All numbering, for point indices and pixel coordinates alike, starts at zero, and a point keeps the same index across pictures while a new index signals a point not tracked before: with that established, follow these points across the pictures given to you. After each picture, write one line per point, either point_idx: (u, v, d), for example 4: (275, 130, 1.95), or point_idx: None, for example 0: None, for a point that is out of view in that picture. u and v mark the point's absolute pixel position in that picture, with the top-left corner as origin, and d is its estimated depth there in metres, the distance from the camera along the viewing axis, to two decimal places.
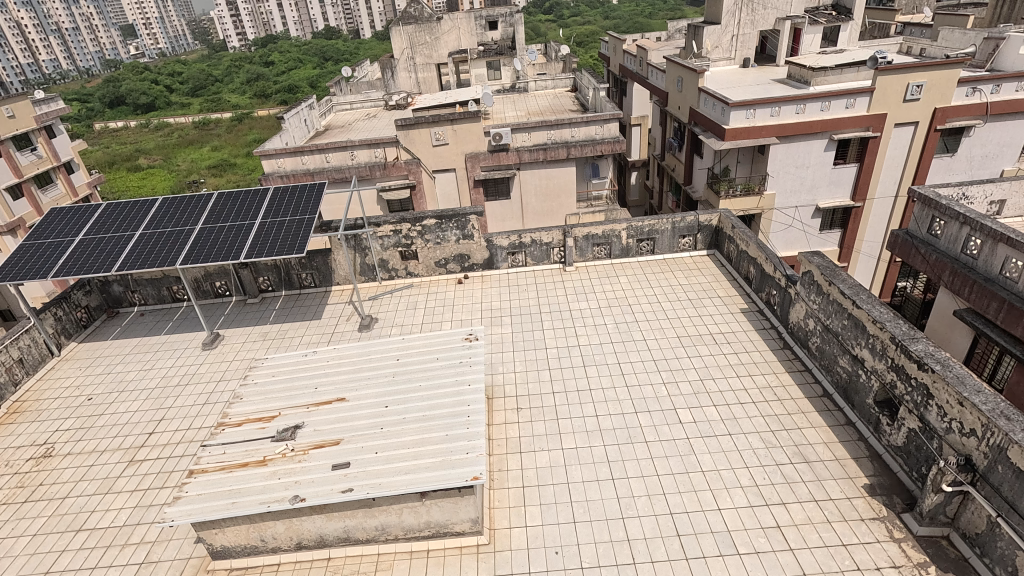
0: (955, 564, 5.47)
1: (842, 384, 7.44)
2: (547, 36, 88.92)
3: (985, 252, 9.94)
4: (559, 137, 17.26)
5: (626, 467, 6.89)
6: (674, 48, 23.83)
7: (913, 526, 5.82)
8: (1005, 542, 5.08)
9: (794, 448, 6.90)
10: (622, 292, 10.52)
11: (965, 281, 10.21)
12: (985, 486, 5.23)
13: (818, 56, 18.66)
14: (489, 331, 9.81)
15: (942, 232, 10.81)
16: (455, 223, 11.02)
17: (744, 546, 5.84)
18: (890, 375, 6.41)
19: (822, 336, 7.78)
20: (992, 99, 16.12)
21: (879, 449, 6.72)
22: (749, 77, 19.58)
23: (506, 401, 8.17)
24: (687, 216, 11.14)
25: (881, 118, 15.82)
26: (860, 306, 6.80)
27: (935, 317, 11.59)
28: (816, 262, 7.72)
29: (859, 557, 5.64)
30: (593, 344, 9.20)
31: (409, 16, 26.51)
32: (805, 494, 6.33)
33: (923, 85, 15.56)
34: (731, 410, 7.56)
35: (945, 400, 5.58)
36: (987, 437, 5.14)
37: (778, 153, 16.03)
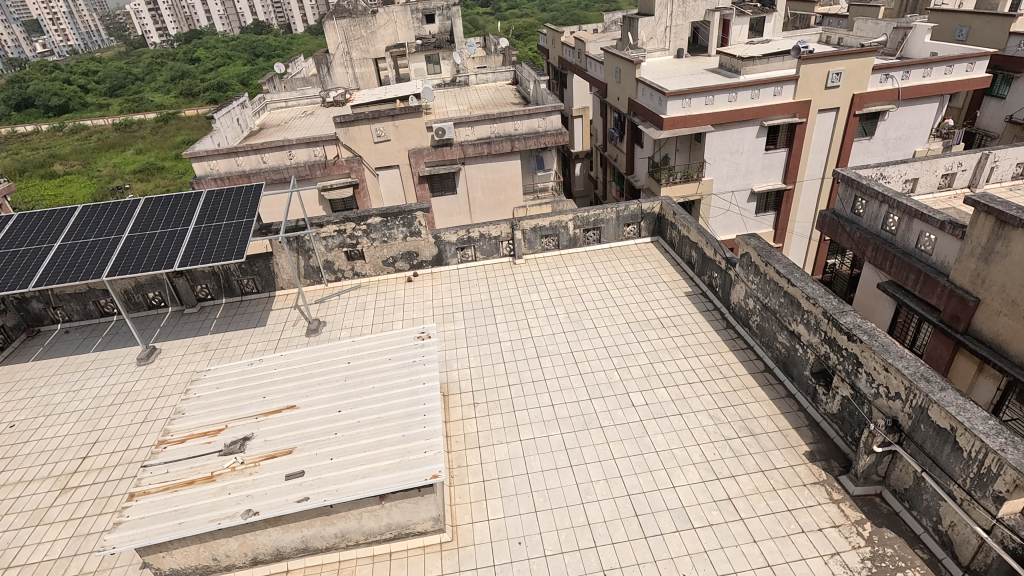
0: (887, 519, 5.90)
1: (781, 358, 7.84)
2: (485, 28, 89.13)
3: (903, 228, 10.70)
4: (503, 130, 17.25)
5: (584, 454, 7.02)
6: (611, 40, 24.27)
7: (849, 487, 6.23)
8: (930, 495, 5.50)
9: (740, 423, 7.23)
10: (572, 283, 10.65)
11: (886, 255, 10.95)
12: (910, 445, 5.65)
13: (746, 47, 19.44)
14: (442, 328, 9.75)
15: (864, 211, 11.54)
16: (401, 220, 10.85)
17: (699, 520, 6.08)
18: (823, 347, 6.80)
19: (761, 315, 8.15)
20: (904, 84, 17.28)
21: (816, 417, 7.14)
22: (683, 67, 20.18)
23: (462, 397, 8.15)
24: (631, 205, 11.40)
25: (806, 105, 16.67)
26: (795, 284, 7.17)
27: (861, 291, 12.36)
28: (753, 244, 8.08)
29: (803, 520, 5.97)
30: (546, 335, 9.29)
31: (342, 9, 25.76)
32: (752, 465, 6.65)
33: (842, 72, 16.50)
34: (681, 390, 7.84)
35: (873, 367, 5.98)
36: (910, 399, 5.54)
37: (714, 141, 16.64)
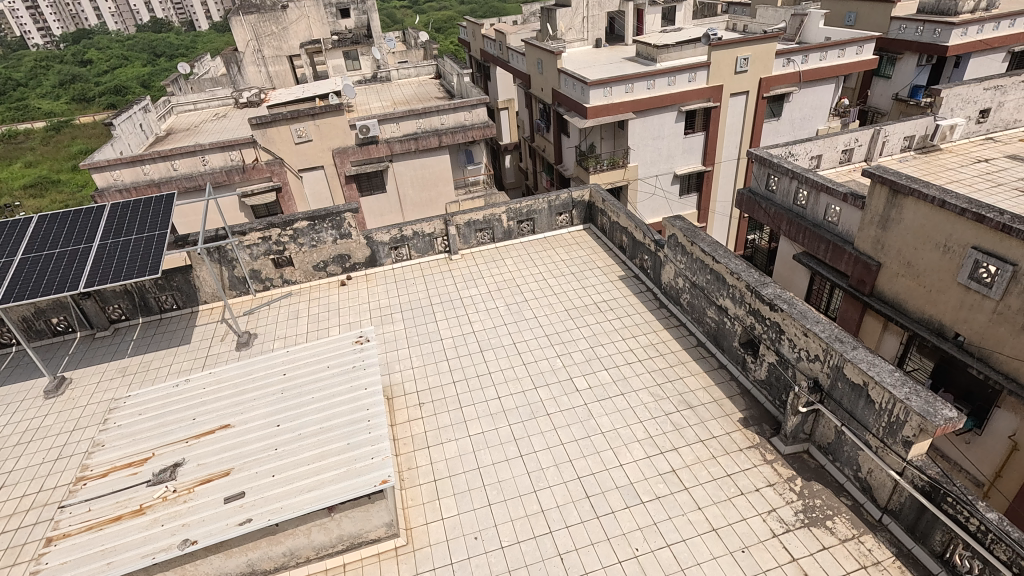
0: (815, 472, 6.35)
1: (712, 332, 8.23)
2: (403, 22, 87.54)
3: (812, 202, 11.48)
4: (429, 126, 17.01)
5: (533, 443, 7.10)
6: (531, 32, 24.47)
7: (780, 447, 6.65)
8: (850, 446, 5.97)
9: (679, 397, 7.55)
10: (509, 275, 10.69)
11: (798, 228, 11.71)
12: (830, 402, 6.10)
13: (660, 35, 20.11)
14: (380, 331, 9.53)
15: (777, 188, 12.28)
16: (329, 223, 10.49)
17: (647, 494, 6.30)
18: (749, 319, 7.20)
19: (691, 292, 8.52)
20: (804, 67, 18.47)
21: (747, 385, 7.56)
22: (603, 57, 20.64)
23: (407, 398, 8.03)
24: (561, 194, 11.58)
25: (718, 90, 17.49)
26: (719, 261, 7.53)
27: (779, 263, 13.15)
28: (678, 225, 8.41)
29: (742, 483, 6.33)
30: (488, 329, 9.30)
31: (249, 5, 24.47)
32: (692, 437, 6.96)
33: (749, 58, 17.41)
34: (621, 371, 8.08)
35: (793, 333, 6.40)
36: (827, 359, 5.98)
37: (636, 128, 17.16)
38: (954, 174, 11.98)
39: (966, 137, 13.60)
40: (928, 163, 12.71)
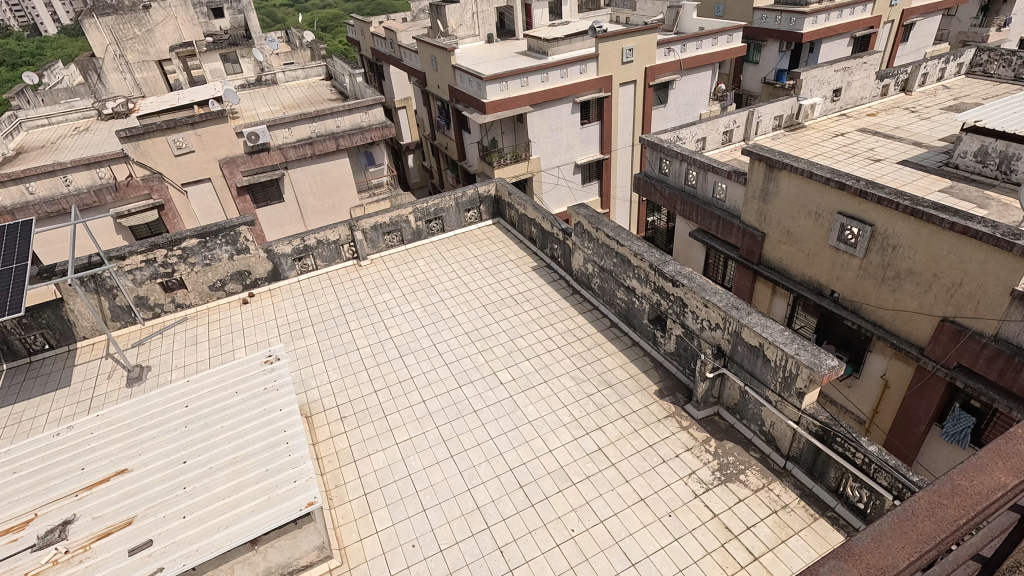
0: (726, 432, 6.84)
1: (623, 312, 8.60)
2: (286, 21, 83.13)
3: (701, 181, 12.29)
4: (324, 129, 16.30)
5: (463, 441, 7.07)
6: (422, 29, 24.14)
7: (694, 413, 7.08)
8: (754, 404, 6.49)
9: (599, 377, 7.83)
10: (423, 276, 10.53)
11: (691, 206, 12.51)
12: (733, 365, 6.59)
13: (549, 29, 20.56)
14: (291, 347, 9.05)
15: (669, 170, 13.02)
16: (222, 239, 9.78)
17: (578, 475, 6.49)
18: (655, 296, 7.59)
19: (600, 276, 8.85)
20: (683, 56, 19.66)
21: (659, 359, 7.98)
22: (496, 52, 20.79)
23: (328, 414, 7.69)
24: (467, 190, 11.54)
25: (609, 80, 18.22)
26: (623, 244, 7.87)
27: (678, 242, 13.98)
28: (583, 213, 8.68)
29: (663, 451, 6.68)
30: (405, 333, 9.11)
31: (104, 5, 22.10)
32: (614, 414, 7.25)
33: (633, 49, 18.27)
34: (542, 359, 8.25)
35: (695, 305, 6.83)
36: (726, 326, 6.45)
37: (535, 120, 17.50)
38: (818, 148, 13.30)
39: (825, 114, 15.15)
40: (797, 140, 14.01)
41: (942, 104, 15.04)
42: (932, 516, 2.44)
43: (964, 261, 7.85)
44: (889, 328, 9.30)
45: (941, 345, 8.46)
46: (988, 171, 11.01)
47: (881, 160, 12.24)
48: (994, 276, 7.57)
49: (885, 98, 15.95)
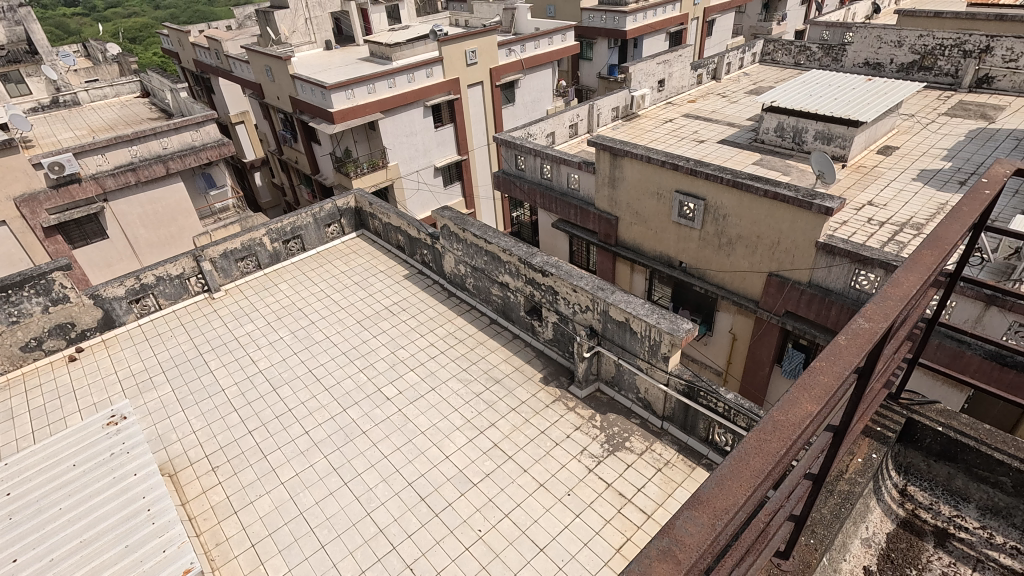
0: (609, 404, 7.28)
1: (500, 308, 8.75)
2: (82, 32, 72.65)
3: (555, 174, 12.90)
4: (148, 152, 14.51)
5: (355, 466, 6.74)
6: (251, 37, 22.47)
7: (578, 393, 7.44)
8: (628, 374, 6.97)
9: (486, 375, 7.90)
10: (288, 300, 9.84)
11: (550, 198, 13.09)
12: (606, 342, 7.02)
13: (389, 33, 20.24)
14: (140, 402, 7.96)
15: (525, 166, 13.50)
16: (32, 290, 8.31)
17: (477, 475, 6.51)
18: (527, 288, 7.82)
19: (474, 276, 8.92)
20: (524, 56, 20.44)
21: (539, 347, 8.26)
22: (336, 59, 20.00)
23: (196, 468, 6.89)
24: (324, 204, 10.93)
25: (456, 82, 18.40)
26: (492, 242, 8.01)
27: (542, 233, 14.56)
28: (448, 216, 8.67)
29: (554, 434, 6.94)
30: (275, 364, 8.44)
31: None
32: (505, 408, 7.37)
33: (476, 50, 18.62)
34: (427, 367, 8.12)
35: (565, 291, 7.16)
36: (595, 307, 6.85)
37: (387, 127, 17.16)
38: (652, 134, 14.62)
39: (654, 103, 16.69)
40: (634, 128, 15.28)
41: (744, 89, 17.31)
42: (758, 464, 1.72)
43: (778, 222, 9.11)
44: (730, 288, 10.51)
45: (772, 296, 9.77)
46: (786, 144, 12.88)
47: (704, 141, 13.79)
48: (802, 232, 8.89)
49: (700, 86, 17.97)
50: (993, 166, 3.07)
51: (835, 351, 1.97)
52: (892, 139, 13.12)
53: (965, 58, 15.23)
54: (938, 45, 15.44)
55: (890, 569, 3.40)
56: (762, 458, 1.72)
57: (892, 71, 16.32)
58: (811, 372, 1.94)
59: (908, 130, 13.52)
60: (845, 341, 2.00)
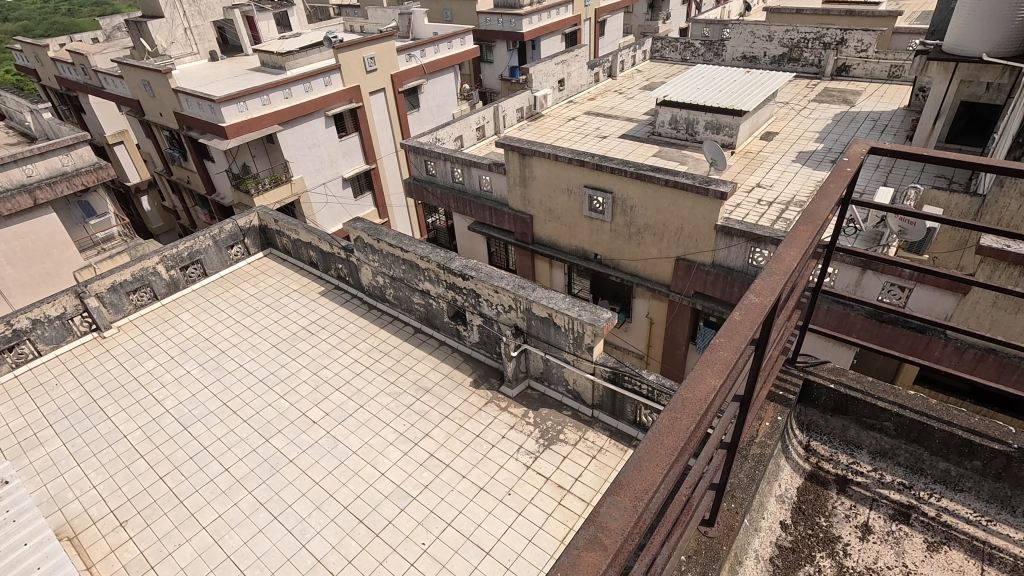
0: (541, 400, 7.37)
1: (424, 316, 8.59)
2: None
3: (467, 177, 12.90)
4: (8, 182, 12.93)
5: (284, 497, 6.38)
6: (123, 49, 20.67)
7: (510, 392, 7.46)
8: (556, 368, 7.10)
9: (415, 386, 7.73)
10: (193, 331, 9.12)
11: (464, 202, 13.09)
12: (532, 340, 7.11)
13: (280, 42, 19.36)
14: (26, 462, 7.09)
15: (436, 171, 13.41)
16: None
17: (416, 488, 6.37)
18: (450, 293, 7.74)
19: (393, 286, 8.69)
20: (424, 61, 20.27)
21: (467, 351, 8.19)
22: (223, 70, 18.83)
23: (102, 525, 6.24)
24: (225, 225, 10.22)
25: (357, 90, 17.93)
26: (409, 250, 7.85)
27: (460, 237, 14.53)
28: (360, 227, 8.39)
29: (490, 437, 6.93)
30: (184, 400, 7.80)
31: None
32: (438, 416, 7.25)
33: (374, 57, 18.23)
34: (353, 386, 7.81)
35: (487, 293, 7.17)
36: (517, 305, 6.92)
37: (288, 140, 16.41)
38: (557, 133, 15.01)
39: (557, 103, 17.14)
40: (539, 127, 15.61)
41: (639, 86, 18.20)
42: (672, 442, 1.59)
43: (681, 209, 9.65)
44: (643, 275, 11.01)
45: (681, 279, 10.35)
46: (681, 136, 13.68)
47: (607, 137, 14.35)
48: (702, 217, 9.49)
49: (598, 84, 18.68)
50: (852, 144, 3.23)
51: (730, 328, 1.86)
52: (772, 125, 14.29)
53: (826, 49, 16.90)
54: (802, 38, 17.02)
55: (801, 523, 3.42)
56: (673, 439, 1.59)
57: (766, 62, 17.78)
58: (710, 348, 1.83)
59: (785, 116, 14.79)
60: (738, 316, 1.90)
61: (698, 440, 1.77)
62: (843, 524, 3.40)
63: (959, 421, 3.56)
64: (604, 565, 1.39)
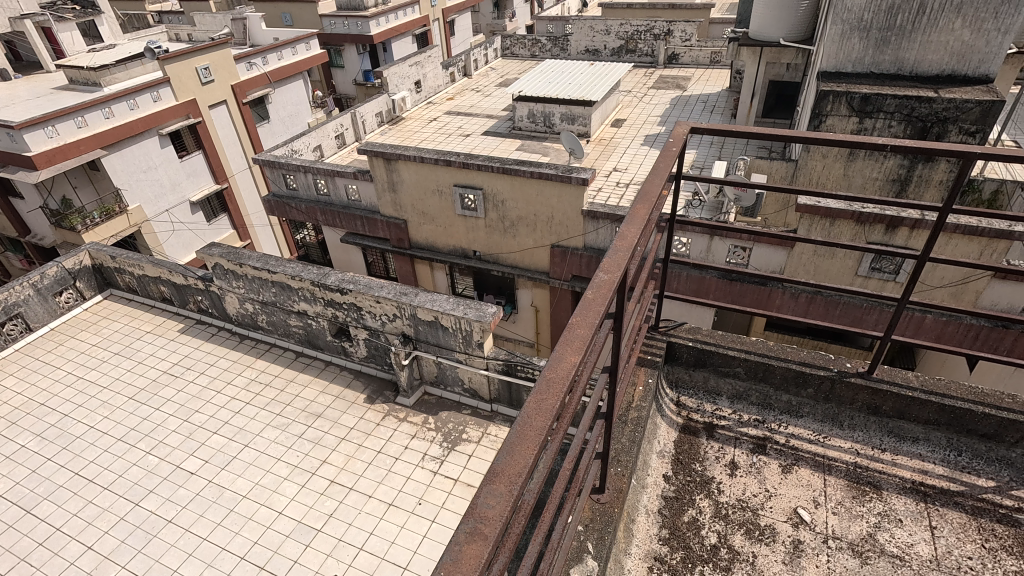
0: (439, 404, 7.03)
1: (304, 338, 7.71)
2: None
3: (331, 187, 12.36)
4: None
5: (165, 564, 5.44)
6: None
7: (406, 402, 6.99)
8: (450, 369, 6.84)
9: (304, 412, 6.94)
10: (20, 402, 7.40)
11: (332, 213, 12.55)
12: (424, 346, 6.78)
13: (91, 55, 17.12)
14: None
15: (296, 184, 12.68)
16: None
17: (320, 520, 5.77)
18: (329, 310, 7.08)
19: (265, 311, 7.69)
20: (268, 68, 18.96)
21: (357, 367, 7.51)
22: (20, 90, 16.14)
23: None
24: (46, 269, 8.35)
25: (193, 104, 16.36)
26: (276, 270, 7.06)
27: (333, 251, 13.88)
28: (216, 252, 7.41)
29: (392, 450, 6.48)
30: (19, 481, 6.33)
31: None
32: (334, 439, 6.60)
33: (209, 67, 16.71)
34: (234, 424, 6.81)
35: (368, 305, 6.72)
36: (403, 313, 6.60)
37: (116, 165, 14.56)
38: (421, 134, 14.87)
39: (416, 105, 16.98)
40: (401, 131, 15.36)
41: (494, 83, 18.59)
42: (541, 422, 1.56)
43: (549, 199, 10.04)
44: (523, 266, 11.34)
45: (558, 266, 10.84)
46: (540, 129, 14.25)
47: (470, 135, 14.52)
48: (568, 204, 9.96)
49: (454, 83, 18.80)
50: (674, 125, 3.39)
51: (585, 306, 1.89)
52: (620, 112, 15.33)
53: (656, 40, 18.50)
54: (635, 31, 18.49)
55: (681, 471, 3.32)
56: (541, 420, 1.56)
57: (607, 54, 19.06)
58: (568, 327, 1.84)
59: (630, 104, 15.95)
60: (591, 293, 1.94)
61: (566, 417, 1.81)
62: (714, 465, 3.35)
63: (791, 356, 3.72)
64: (487, 554, 1.30)
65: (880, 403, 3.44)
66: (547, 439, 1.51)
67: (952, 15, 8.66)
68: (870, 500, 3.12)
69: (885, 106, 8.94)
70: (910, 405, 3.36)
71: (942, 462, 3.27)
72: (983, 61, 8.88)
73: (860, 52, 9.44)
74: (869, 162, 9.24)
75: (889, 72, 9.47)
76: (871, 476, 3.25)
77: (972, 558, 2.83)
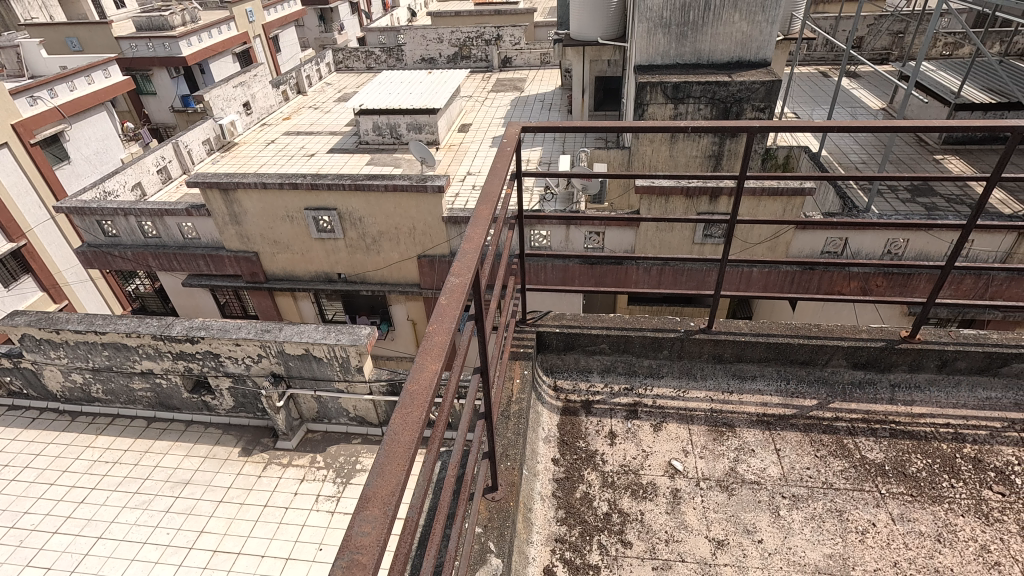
0: (325, 440, 6.55)
1: (154, 401, 6.78)
2: None
3: (161, 229, 11.09)
4: None
5: None
6: None
7: (288, 445, 6.43)
8: (331, 402, 6.39)
9: (168, 483, 6.11)
10: None
11: (166, 257, 11.27)
12: (296, 381, 6.28)
13: None
14: None
15: (117, 229, 11.23)
16: None
17: None
18: (179, 364, 6.30)
19: (99, 379, 6.65)
20: (56, 102, 16.45)
21: (224, 420, 6.78)
22: None
23: None
24: None
25: None
26: (105, 331, 6.11)
27: (175, 296, 12.47)
28: (22, 322, 6.24)
29: (280, 500, 5.92)
30: None
31: None
32: (210, 505, 5.89)
33: None
34: (79, 518, 5.79)
35: (225, 350, 6.08)
36: (268, 352, 6.04)
37: None
38: (259, 159, 13.87)
39: (248, 128, 15.81)
40: (235, 157, 14.20)
41: (333, 98, 17.93)
42: (409, 437, 1.54)
43: (407, 209, 9.90)
44: (392, 281, 11.10)
45: (429, 275, 10.77)
46: (387, 141, 14.06)
47: (315, 154, 13.89)
48: (428, 212, 9.91)
49: (289, 102, 17.79)
50: (507, 127, 3.51)
51: (439, 313, 1.89)
52: (464, 117, 15.61)
53: (488, 45, 19.08)
54: (467, 37, 18.89)
55: (566, 452, 3.48)
56: (408, 434, 1.53)
57: (443, 62, 19.31)
58: (426, 336, 1.82)
59: (472, 108, 16.30)
60: (444, 299, 1.94)
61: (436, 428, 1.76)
62: (595, 438, 3.56)
63: (646, 324, 4.08)
64: None
65: (723, 352, 3.91)
66: (416, 454, 1.49)
67: (731, 9, 10.01)
68: (727, 438, 3.52)
69: (692, 92, 10.13)
70: (745, 348, 3.86)
71: (777, 392, 3.81)
72: (761, 48, 10.40)
73: (665, 45, 10.58)
74: (688, 142, 10.44)
75: (691, 62, 10.75)
76: (725, 416, 3.67)
77: (810, 468, 3.32)
